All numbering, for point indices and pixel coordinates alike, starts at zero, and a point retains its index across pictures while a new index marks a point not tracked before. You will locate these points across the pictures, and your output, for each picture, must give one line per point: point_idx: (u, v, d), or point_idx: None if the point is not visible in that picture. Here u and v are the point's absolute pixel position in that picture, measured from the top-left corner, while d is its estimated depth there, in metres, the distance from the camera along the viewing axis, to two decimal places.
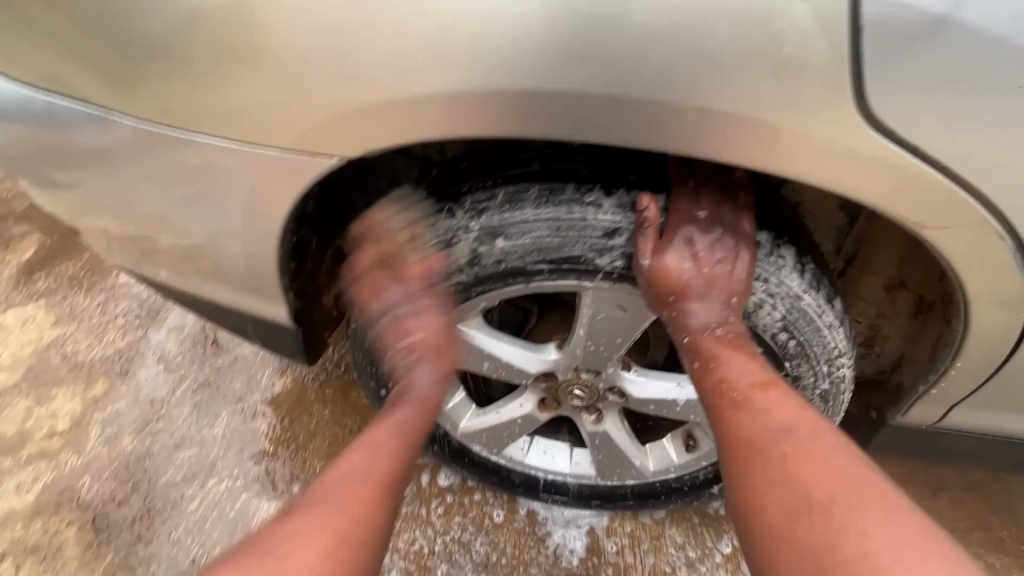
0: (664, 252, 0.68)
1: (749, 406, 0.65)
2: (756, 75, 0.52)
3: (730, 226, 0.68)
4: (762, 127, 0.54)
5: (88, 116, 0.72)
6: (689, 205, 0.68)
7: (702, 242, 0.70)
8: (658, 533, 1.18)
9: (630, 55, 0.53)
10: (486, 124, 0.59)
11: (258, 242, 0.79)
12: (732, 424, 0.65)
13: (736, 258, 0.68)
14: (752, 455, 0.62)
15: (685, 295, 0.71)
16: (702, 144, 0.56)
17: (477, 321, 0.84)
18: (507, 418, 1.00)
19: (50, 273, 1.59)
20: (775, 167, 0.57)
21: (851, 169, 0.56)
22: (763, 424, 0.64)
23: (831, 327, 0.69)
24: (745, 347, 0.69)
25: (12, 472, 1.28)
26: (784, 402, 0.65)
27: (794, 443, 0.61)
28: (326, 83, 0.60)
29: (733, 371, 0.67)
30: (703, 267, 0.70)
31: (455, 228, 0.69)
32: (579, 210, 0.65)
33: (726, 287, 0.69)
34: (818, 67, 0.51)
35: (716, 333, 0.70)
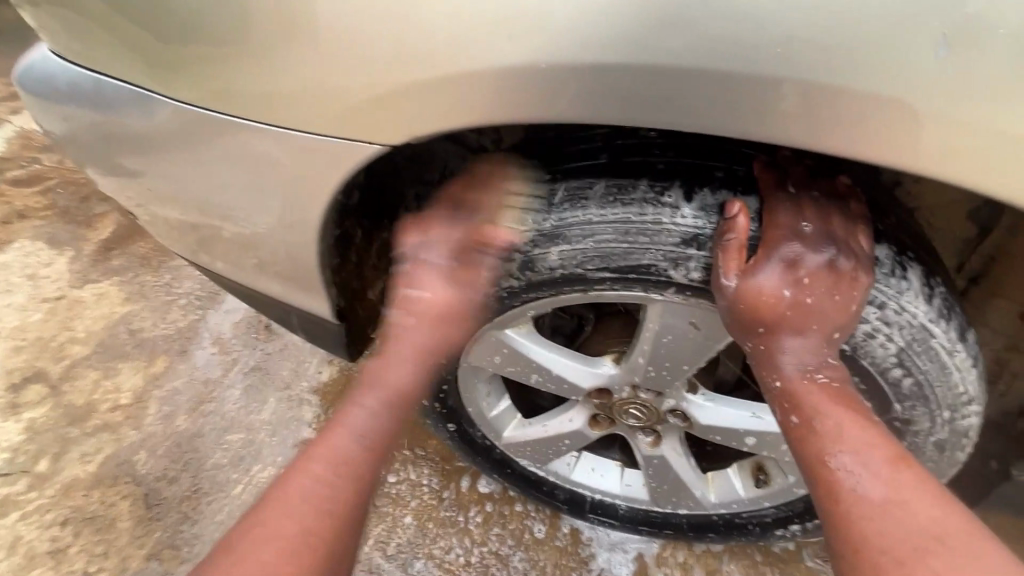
0: (757, 273, 0.54)
1: (872, 491, 0.50)
2: (918, 43, 0.42)
3: (841, 244, 0.54)
4: (904, 113, 0.44)
5: (140, 98, 0.70)
6: (792, 215, 0.54)
7: (808, 266, 0.55)
8: (714, 568, 1.07)
9: (751, 19, 0.43)
10: (550, 104, 0.50)
11: (301, 234, 0.75)
12: (853, 518, 0.50)
13: (849, 284, 0.54)
14: (885, 565, 0.47)
15: (780, 329, 0.56)
16: (821, 134, 0.46)
17: (528, 329, 0.77)
18: (554, 433, 0.92)
19: (123, 252, 1.66)
20: (919, 165, 0.46)
21: (1016, 168, 0.45)
22: (903, 519, 0.48)
23: (958, 367, 0.57)
24: (850, 401, 0.56)
25: (78, 441, 1.35)
26: (918, 490, 0.50)
27: (943, 556, 0.46)
28: (376, 56, 0.54)
29: (850, 437, 0.53)
30: (804, 298, 0.55)
31: (508, 229, 0.62)
32: (652, 212, 0.55)
33: (830, 320, 0.55)
34: (1006, 35, 0.41)
35: (817, 380, 0.56)
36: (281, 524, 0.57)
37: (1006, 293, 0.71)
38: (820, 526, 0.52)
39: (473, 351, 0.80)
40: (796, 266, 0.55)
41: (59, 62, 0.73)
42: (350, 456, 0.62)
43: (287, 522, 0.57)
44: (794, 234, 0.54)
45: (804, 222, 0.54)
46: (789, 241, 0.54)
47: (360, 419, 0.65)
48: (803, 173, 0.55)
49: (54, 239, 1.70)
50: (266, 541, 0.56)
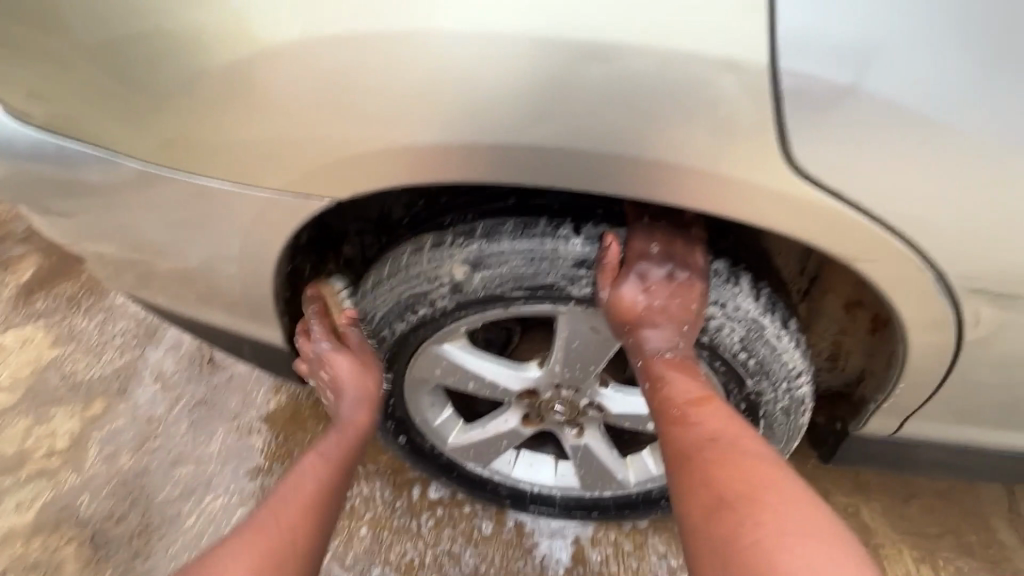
0: (620, 285, 0.73)
1: (685, 418, 0.70)
2: (700, 131, 0.58)
3: (683, 260, 0.72)
4: (713, 175, 0.60)
5: (98, 157, 0.77)
6: (644, 240, 0.72)
7: (655, 277, 0.74)
8: (641, 542, 1.23)
9: (591, 113, 0.58)
10: (458, 170, 0.65)
11: (253, 271, 0.84)
12: (666, 434, 0.70)
13: (690, 289, 0.72)
14: (679, 458, 0.67)
15: (640, 325, 0.75)
16: (660, 191, 0.62)
17: (462, 342, 0.90)
18: (492, 434, 1.05)
19: (50, 294, 1.63)
20: (722, 213, 0.63)
21: (790, 214, 0.61)
22: (697, 432, 0.68)
23: (785, 348, 0.75)
24: (694, 370, 0.74)
25: (12, 490, 1.32)
26: (715, 413, 0.70)
27: (716, 449, 0.66)
28: (315, 133, 0.66)
29: (678, 389, 0.72)
30: (655, 300, 0.74)
31: (436, 260, 0.74)
32: (551, 242, 0.70)
33: (679, 316, 0.73)
34: (745, 127, 0.57)
35: (668, 358, 0.74)
36: (264, 519, 0.73)
37: (833, 291, 0.92)
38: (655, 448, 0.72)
39: (416, 366, 0.92)
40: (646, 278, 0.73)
41: (13, 124, 0.79)
42: (327, 469, 0.83)
43: (272, 515, 0.74)
44: (643, 254, 0.73)
45: (652, 245, 0.72)
46: (639, 260, 0.73)
47: (330, 447, 0.87)
48: (660, 209, 0.72)
49: None
50: (261, 530, 0.72)
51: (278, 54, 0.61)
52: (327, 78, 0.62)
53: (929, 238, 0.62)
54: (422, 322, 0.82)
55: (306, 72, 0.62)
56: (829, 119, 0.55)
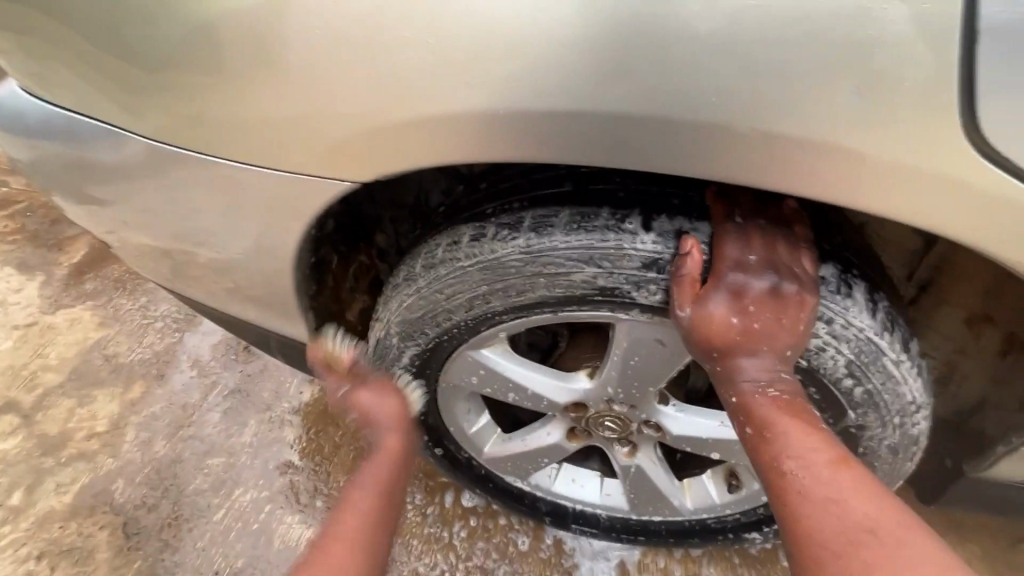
0: (708, 300, 0.57)
1: (816, 490, 0.51)
2: (834, 90, 0.45)
3: (789, 269, 0.57)
4: (839, 149, 0.47)
5: (109, 134, 0.71)
6: (737, 246, 0.57)
7: (754, 291, 0.57)
8: (694, 572, 1.10)
9: (678, 70, 0.47)
10: (495, 145, 0.54)
11: (276, 262, 0.76)
12: (795, 516, 0.51)
13: (797, 306, 0.57)
14: (823, 556, 0.48)
15: (734, 352, 0.59)
16: (762, 170, 0.50)
17: (502, 348, 0.79)
18: (533, 447, 0.94)
19: (98, 275, 1.64)
20: (835, 198, 0.50)
21: (937, 200, 0.48)
22: (842, 517, 0.49)
23: (903, 377, 0.61)
24: (805, 415, 0.57)
25: (53, 472, 1.32)
26: (861, 488, 0.51)
27: (874, 544, 0.47)
28: (355, 98, 0.56)
29: (795, 442, 0.55)
30: (753, 322, 0.57)
31: (479, 257, 0.63)
32: (614, 238, 0.58)
33: (782, 341, 0.58)
34: (912, 82, 0.44)
35: (772, 395, 0.58)
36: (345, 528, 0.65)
37: (953, 301, 0.76)
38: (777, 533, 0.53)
39: (449, 371, 0.82)
40: (742, 295, 0.57)
41: (27, 97, 0.74)
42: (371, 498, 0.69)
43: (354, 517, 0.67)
44: (738, 264, 0.57)
45: (749, 251, 0.57)
46: (732, 271, 0.57)
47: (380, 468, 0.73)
48: (751, 200, 0.58)
49: (24, 263, 1.66)
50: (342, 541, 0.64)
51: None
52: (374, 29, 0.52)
53: None
54: (462, 327, 0.72)
55: (353, 20, 0.52)
56: None
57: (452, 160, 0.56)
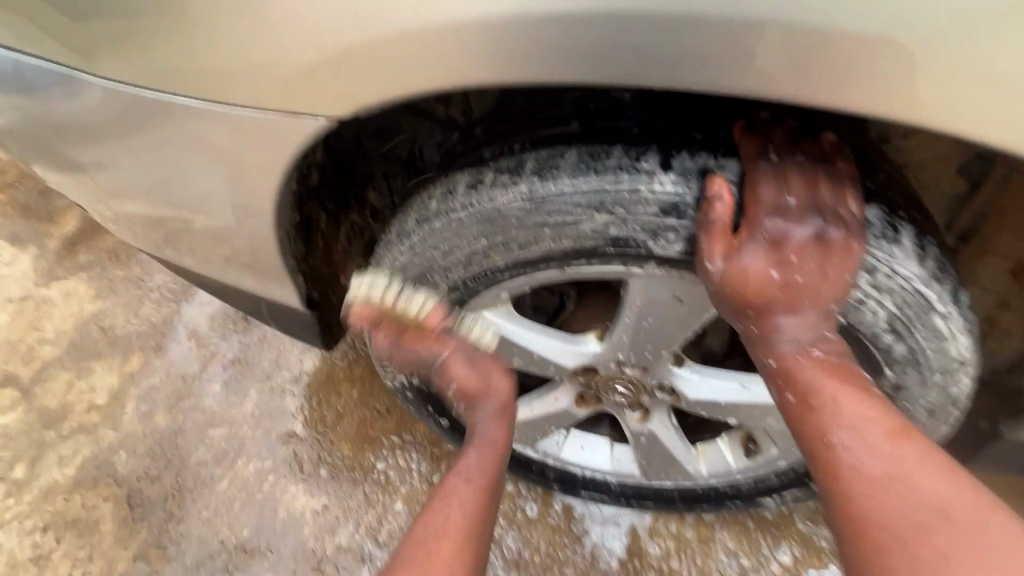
0: (742, 252, 0.51)
1: (872, 466, 0.47)
2: None
3: (831, 212, 0.50)
4: (892, 49, 0.41)
5: (62, 78, 0.64)
6: (774, 188, 0.50)
7: (795, 240, 0.51)
8: (707, 537, 1.08)
9: None
10: (486, 64, 0.47)
11: (257, 220, 0.70)
12: (847, 491, 0.47)
13: (841, 254, 0.50)
14: (879, 533, 0.44)
15: (770, 311, 0.53)
16: (800, 81, 0.44)
17: (506, 309, 0.74)
18: (540, 413, 0.90)
19: (91, 246, 1.58)
20: (893, 113, 0.44)
21: (1001, 106, 0.43)
22: (904, 494, 0.44)
23: (950, 333, 0.55)
24: (849, 377, 0.52)
25: (55, 445, 1.31)
26: (926, 463, 0.46)
27: (943, 526, 0.42)
28: (337, 11, 0.49)
29: (844, 411, 0.50)
30: (794, 275, 0.51)
31: (477, 206, 0.57)
32: (628, 180, 0.51)
33: (823, 295, 0.52)
34: None
35: (812, 356, 0.53)
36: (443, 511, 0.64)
37: (997, 250, 0.70)
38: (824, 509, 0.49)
39: None
40: (782, 244, 0.51)
41: None
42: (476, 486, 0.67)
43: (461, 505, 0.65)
44: (777, 209, 0.50)
45: (788, 193, 0.50)
46: (770, 217, 0.50)
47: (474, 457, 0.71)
48: (784, 135, 0.51)
49: (15, 236, 1.62)
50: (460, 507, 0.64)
51: None
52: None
53: None
54: (463, 286, 0.66)
55: None
56: None
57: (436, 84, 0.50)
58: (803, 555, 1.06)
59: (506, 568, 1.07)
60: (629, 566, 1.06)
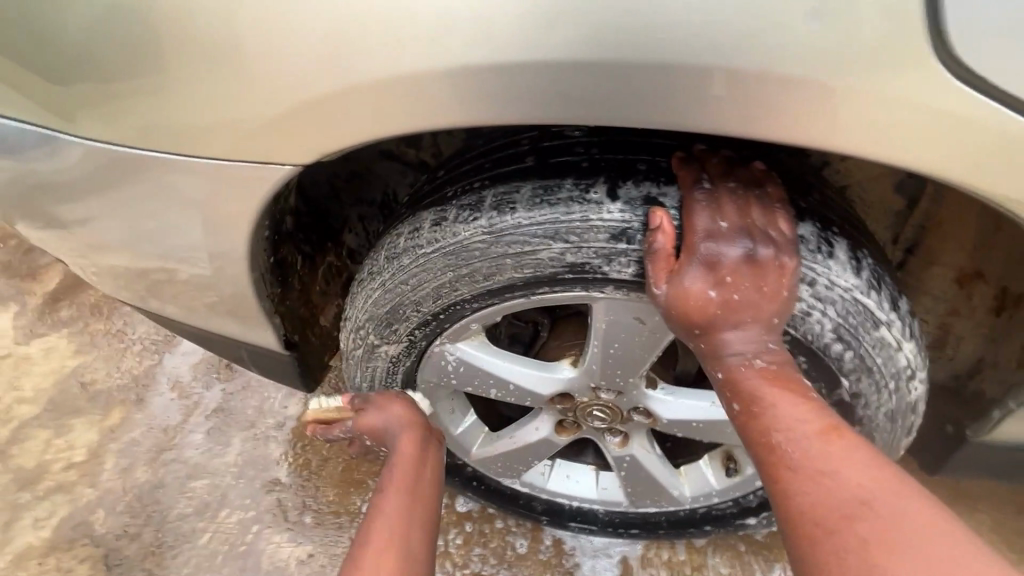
0: (682, 274, 0.54)
1: (807, 465, 0.48)
2: (786, 19, 0.44)
3: (762, 232, 0.54)
4: (809, 77, 0.46)
5: (45, 139, 0.68)
6: (708, 215, 0.53)
7: (731, 261, 0.53)
8: (699, 564, 1.06)
9: (633, 14, 0.45)
10: (440, 109, 0.52)
11: (233, 264, 0.73)
12: (788, 491, 0.48)
13: (776, 271, 0.53)
14: (816, 531, 0.45)
15: (717, 327, 0.55)
16: (729, 112, 0.48)
17: (480, 340, 0.76)
18: (521, 443, 0.91)
19: (73, 302, 1.58)
20: (806, 139, 0.48)
21: (914, 127, 0.46)
22: (836, 488, 0.46)
23: (893, 339, 0.58)
24: (792, 384, 0.54)
25: (30, 507, 1.27)
26: (853, 458, 0.47)
27: (873, 516, 0.43)
28: (302, 66, 0.53)
29: (783, 415, 0.51)
30: (732, 294, 0.54)
31: (441, 241, 0.60)
32: (579, 209, 0.55)
33: (763, 309, 0.54)
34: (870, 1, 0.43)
35: (757, 366, 0.55)
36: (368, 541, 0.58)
37: (939, 262, 0.74)
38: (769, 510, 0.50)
39: (425, 369, 0.78)
40: (717, 266, 0.53)
41: None
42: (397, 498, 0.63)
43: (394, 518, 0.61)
44: (710, 234, 0.53)
45: (721, 219, 0.53)
46: (704, 242, 0.53)
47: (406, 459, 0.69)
48: (719, 163, 0.55)
49: None
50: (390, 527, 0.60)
51: None
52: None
53: None
54: (434, 319, 0.69)
55: None
56: None
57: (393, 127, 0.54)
58: None
59: None
60: None
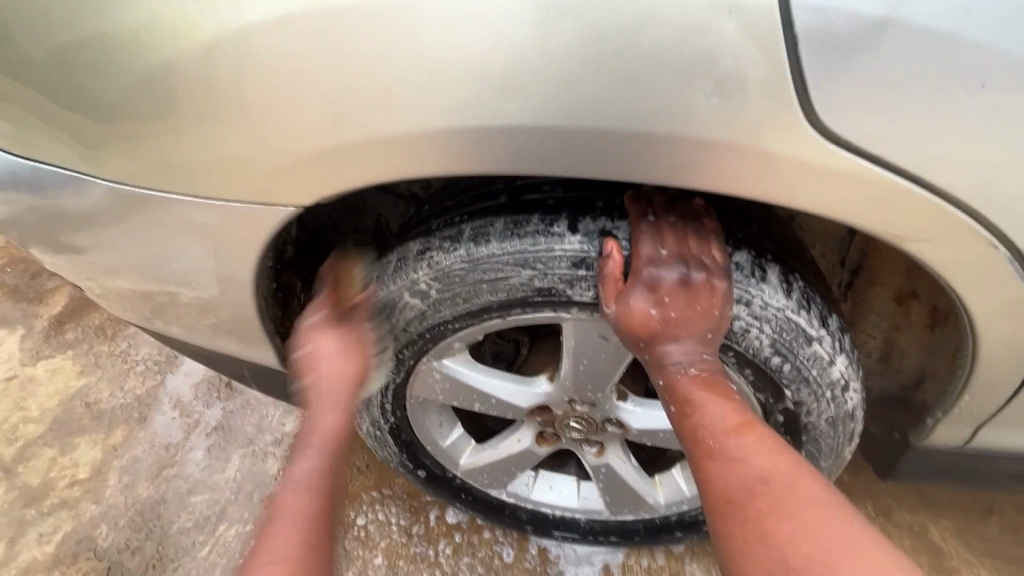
0: (628, 295, 0.62)
1: (725, 455, 0.60)
2: (696, 93, 0.52)
3: (698, 259, 0.62)
4: (713, 140, 0.53)
5: (71, 179, 0.74)
6: (651, 243, 0.62)
7: (669, 284, 0.63)
8: (677, 570, 1.12)
9: (579, 83, 0.53)
10: (421, 161, 0.60)
11: (238, 290, 0.80)
12: (709, 475, 0.60)
13: (708, 292, 0.62)
14: (728, 506, 0.57)
15: (658, 340, 0.64)
16: (651, 167, 0.56)
17: (464, 357, 0.83)
18: (505, 454, 0.97)
19: (78, 324, 1.65)
20: (730, 188, 0.56)
21: (808, 180, 0.54)
22: (743, 471, 0.58)
23: (825, 352, 0.65)
24: (720, 388, 0.63)
25: (35, 523, 1.32)
26: (760, 448, 0.59)
27: (768, 493, 0.56)
28: (300, 122, 0.61)
29: (708, 414, 0.62)
30: (670, 311, 0.63)
31: (425, 268, 0.68)
32: (544, 241, 0.63)
33: (699, 325, 0.63)
34: (756, 81, 0.50)
35: (691, 374, 0.64)
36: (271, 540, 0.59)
37: (882, 282, 0.81)
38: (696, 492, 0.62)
39: (414, 386, 0.85)
40: (657, 288, 0.63)
41: None
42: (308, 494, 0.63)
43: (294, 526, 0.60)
44: (652, 259, 0.62)
45: (661, 247, 0.62)
46: (647, 266, 0.62)
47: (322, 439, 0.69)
48: (665, 200, 0.64)
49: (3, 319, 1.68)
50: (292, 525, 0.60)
51: (250, 43, 0.58)
52: (313, 60, 0.57)
53: (990, 205, 0.54)
54: (420, 338, 0.76)
55: (281, 56, 0.58)
56: (859, 69, 0.49)
57: (383, 176, 0.62)
58: None
59: None
60: None
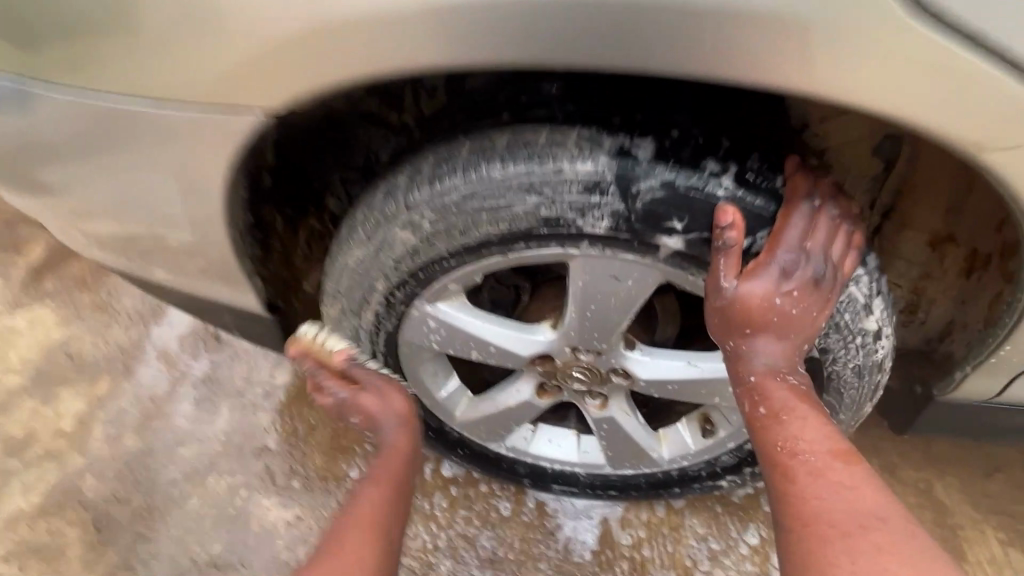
0: (749, 274, 0.60)
1: (827, 476, 0.56)
2: None
3: (833, 263, 0.60)
4: (758, 21, 0.48)
5: (10, 90, 0.66)
6: (802, 226, 0.59)
7: (800, 278, 0.60)
8: (677, 524, 1.10)
9: None
10: (414, 51, 0.52)
11: (207, 224, 0.72)
12: (798, 489, 0.56)
13: (830, 301, 0.61)
14: (824, 529, 0.52)
15: (760, 332, 0.62)
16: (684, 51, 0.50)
17: (460, 301, 0.76)
18: (503, 407, 0.92)
19: (56, 273, 1.57)
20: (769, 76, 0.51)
21: (852, 66, 0.49)
22: (851, 501, 0.54)
23: (860, 294, 0.63)
24: (815, 405, 0.62)
25: (19, 472, 1.28)
26: (865, 482, 0.55)
27: (876, 529, 0.51)
28: (274, 5, 0.52)
29: (808, 432, 0.59)
30: (792, 303, 0.60)
31: (422, 194, 0.62)
32: (552, 163, 0.57)
33: (805, 332, 0.62)
34: None
35: (787, 380, 0.62)
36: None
37: (916, 225, 0.74)
38: (772, 503, 0.58)
39: (406, 332, 0.79)
40: (787, 279, 0.60)
41: None
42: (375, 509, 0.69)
43: None
44: (795, 245, 0.59)
45: (810, 233, 0.59)
46: (788, 252, 0.59)
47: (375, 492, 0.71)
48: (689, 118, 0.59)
49: None
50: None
51: None
52: None
53: None
54: (412, 278, 0.70)
55: None
56: None
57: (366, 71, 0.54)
58: (770, 535, 1.08)
59: (481, 567, 1.08)
60: (603, 557, 1.08)
